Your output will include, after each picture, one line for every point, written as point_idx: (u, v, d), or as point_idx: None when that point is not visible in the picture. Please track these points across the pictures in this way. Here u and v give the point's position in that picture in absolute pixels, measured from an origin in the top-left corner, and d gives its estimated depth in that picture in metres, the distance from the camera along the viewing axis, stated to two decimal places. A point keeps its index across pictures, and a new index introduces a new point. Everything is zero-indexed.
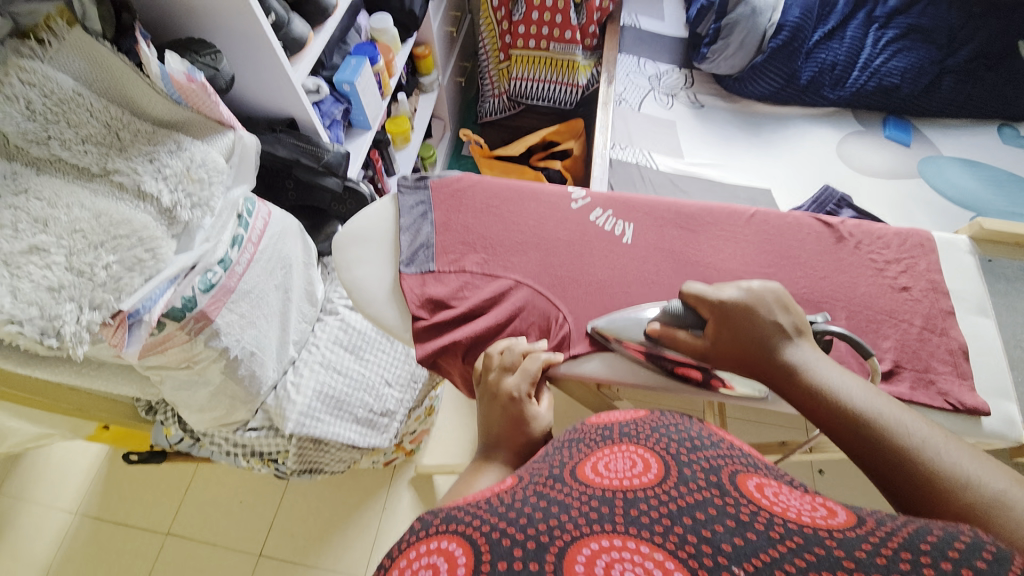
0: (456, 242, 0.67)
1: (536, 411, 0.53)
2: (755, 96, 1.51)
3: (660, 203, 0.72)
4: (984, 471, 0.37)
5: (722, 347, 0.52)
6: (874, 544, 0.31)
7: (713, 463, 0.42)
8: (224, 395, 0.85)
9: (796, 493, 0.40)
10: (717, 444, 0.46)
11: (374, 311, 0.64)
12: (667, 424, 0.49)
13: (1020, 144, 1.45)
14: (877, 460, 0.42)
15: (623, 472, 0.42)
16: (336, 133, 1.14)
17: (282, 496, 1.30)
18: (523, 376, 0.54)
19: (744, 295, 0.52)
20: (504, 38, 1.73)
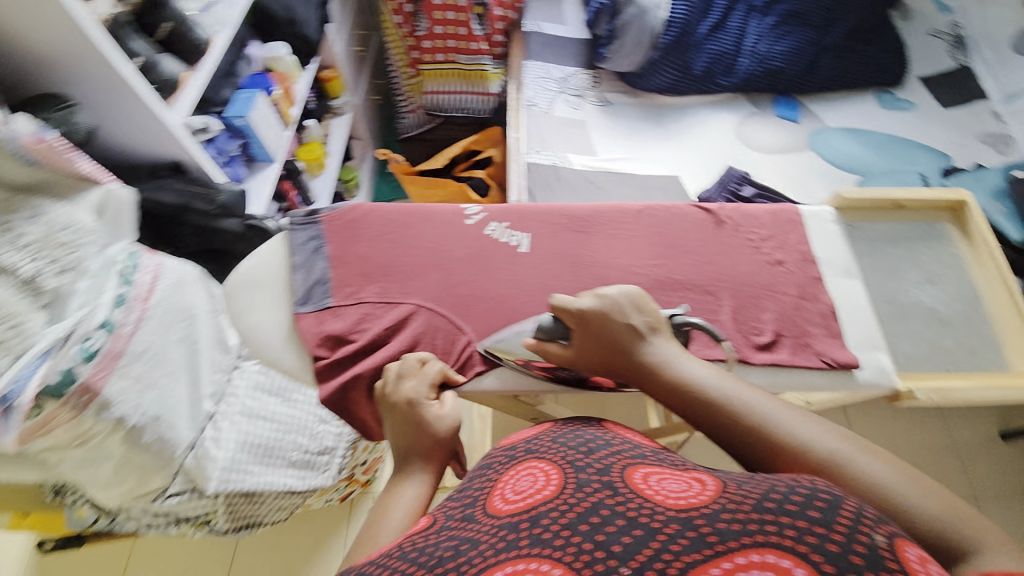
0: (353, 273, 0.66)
1: (437, 411, 0.52)
2: (656, 89, 1.58)
3: (553, 209, 0.73)
4: (816, 435, 0.42)
5: (587, 353, 0.54)
6: (732, 513, 0.33)
7: (607, 462, 0.43)
8: (132, 465, 0.81)
9: (676, 475, 0.42)
10: (609, 441, 0.48)
11: (271, 356, 0.62)
12: (567, 434, 0.50)
13: (894, 107, 1.60)
14: (736, 440, 0.45)
15: (528, 489, 0.42)
16: (236, 170, 1.10)
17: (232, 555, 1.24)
18: (420, 380, 0.55)
19: (598, 301, 0.54)
20: (411, 53, 1.71)
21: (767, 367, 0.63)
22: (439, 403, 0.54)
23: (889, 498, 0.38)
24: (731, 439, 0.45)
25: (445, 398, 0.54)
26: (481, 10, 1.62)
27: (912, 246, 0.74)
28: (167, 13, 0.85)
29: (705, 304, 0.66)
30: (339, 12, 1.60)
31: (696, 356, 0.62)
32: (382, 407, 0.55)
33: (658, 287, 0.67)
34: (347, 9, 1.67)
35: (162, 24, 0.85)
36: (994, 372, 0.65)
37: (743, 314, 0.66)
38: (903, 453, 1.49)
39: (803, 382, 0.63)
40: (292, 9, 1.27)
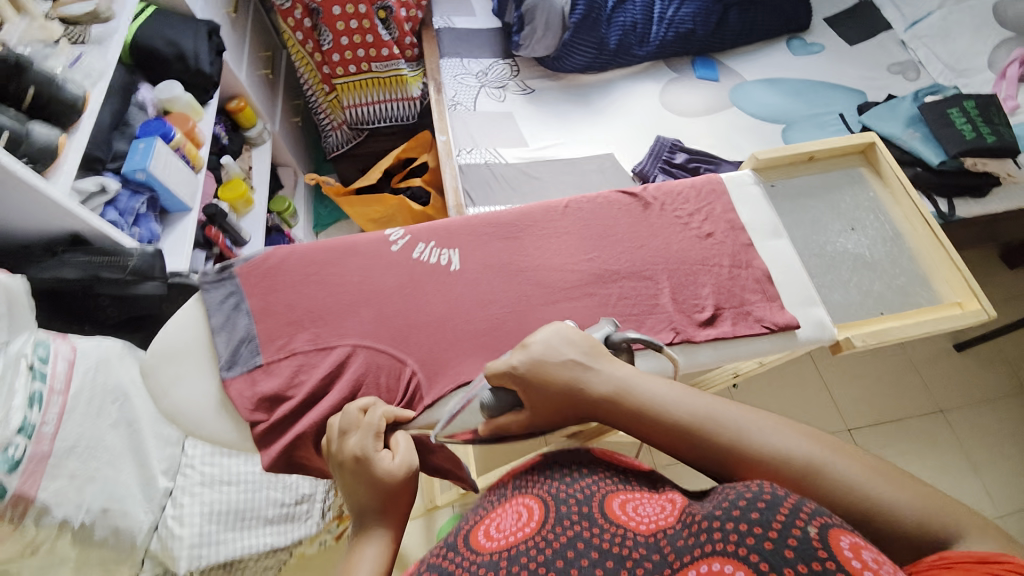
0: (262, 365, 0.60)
1: (387, 463, 0.49)
2: (577, 69, 1.57)
3: (479, 219, 0.71)
4: (788, 442, 0.43)
5: (541, 410, 0.52)
6: (689, 530, 0.40)
7: (586, 490, 0.47)
8: (92, 560, 0.78)
9: (648, 497, 0.47)
10: (597, 470, 0.51)
11: (205, 430, 0.59)
12: (557, 471, 0.51)
13: (805, 52, 1.64)
14: (718, 458, 0.45)
15: (510, 529, 0.45)
16: (149, 227, 1.03)
17: None
18: (365, 434, 0.51)
19: (541, 355, 0.52)
20: (322, 69, 1.61)
21: (713, 343, 0.64)
22: (388, 453, 0.51)
23: (870, 499, 0.40)
24: (712, 457, 0.45)
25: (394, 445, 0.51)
26: (385, 14, 1.53)
27: (831, 195, 0.76)
28: (28, 75, 0.77)
29: (644, 289, 0.67)
30: (235, 37, 1.50)
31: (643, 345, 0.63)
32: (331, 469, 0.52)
33: (595, 280, 0.67)
34: (244, 32, 1.57)
35: (25, 89, 0.77)
36: (922, 306, 0.68)
37: (682, 292, 0.66)
38: (866, 379, 1.58)
39: (750, 350, 0.64)
40: (178, 43, 1.18)
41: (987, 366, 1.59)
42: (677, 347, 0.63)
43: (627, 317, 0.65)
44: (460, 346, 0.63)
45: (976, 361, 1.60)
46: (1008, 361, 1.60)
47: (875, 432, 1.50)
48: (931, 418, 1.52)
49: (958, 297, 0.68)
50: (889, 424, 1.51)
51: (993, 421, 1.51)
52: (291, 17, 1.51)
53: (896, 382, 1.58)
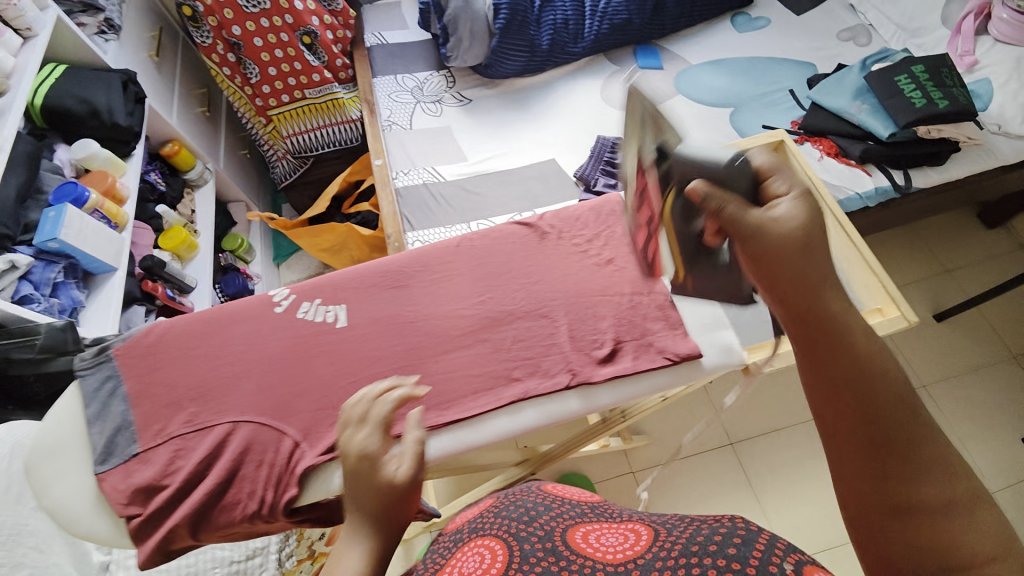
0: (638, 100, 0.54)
1: (390, 469, 0.45)
2: (511, 74, 1.52)
3: (367, 269, 0.68)
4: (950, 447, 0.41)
5: (785, 218, 0.43)
6: (668, 557, 0.50)
7: (541, 529, 0.61)
8: None
9: (611, 528, 0.59)
10: (540, 509, 0.65)
11: (84, 529, 0.57)
12: (510, 507, 0.67)
13: (751, 27, 1.58)
14: (831, 356, 0.42)
15: (482, 565, 0.58)
16: (71, 294, 1.01)
17: None
18: (372, 434, 0.47)
19: (798, 205, 0.43)
20: (255, 102, 1.57)
21: (611, 382, 0.60)
22: (394, 455, 0.46)
23: (935, 483, 0.38)
24: (826, 352, 0.42)
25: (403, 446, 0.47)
26: (309, 39, 1.47)
27: None
28: None
29: (539, 328, 0.63)
30: (161, 80, 1.47)
31: (539, 390, 0.60)
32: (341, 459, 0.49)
33: (489, 324, 0.63)
34: (172, 73, 1.54)
35: None
36: None
37: (580, 328, 0.63)
38: None
39: (651, 384, 0.61)
40: (89, 100, 1.14)
41: (971, 334, 1.53)
42: (574, 390, 0.60)
43: (523, 361, 0.61)
44: None
45: (959, 330, 1.54)
46: (993, 327, 1.53)
47: None
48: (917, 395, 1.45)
49: (879, 303, 0.65)
50: None
51: (980, 392, 1.45)
52: (214, 53, 1.46)
53: None
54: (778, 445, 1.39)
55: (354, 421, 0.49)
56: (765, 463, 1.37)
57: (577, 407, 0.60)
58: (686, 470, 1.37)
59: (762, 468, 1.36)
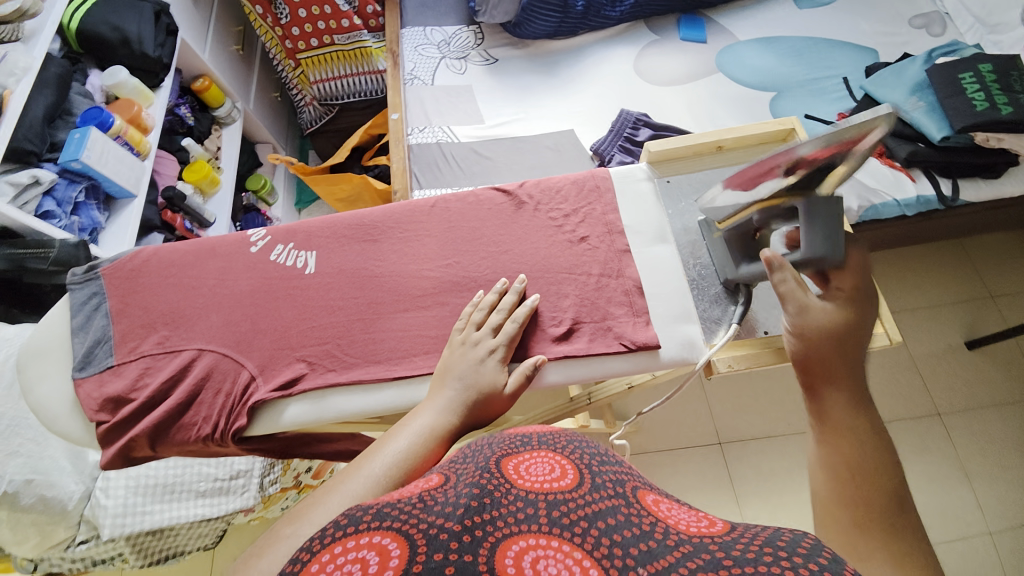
0: (880, 134, 0.43)
1: (501, 380, 0.54)
2: (542, 35, 1.45)
3: (342, 220, 0.68)
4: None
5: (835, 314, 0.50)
6: (745, 542, 0.32)
7: (619, 474, 0.42)
8: (24, 524, 0.85)
9: (685, 507, 0.41)
10: (620, 461, 0.46)
11: (61, 427, 0.62)
12: (578, 438, 0.48)
13: (812, 5, 1.44)
14: (839, 443, 0.45)
15: (542, 476, 0.41)
16: (90, 214, 1.07)
17: (211, 566, 1.32)
18: (505, 340, 0.56)
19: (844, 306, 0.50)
20: (284, 43, 1.56)
21: (563, 361, 0.60)
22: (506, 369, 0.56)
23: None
24: (834, 440, 0.45)
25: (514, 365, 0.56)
26: None
27: None
28: None
29: None
30: (196, 14, 1.49)
31: None
32: (447, 344, 0.59)
33: (450, 288, 0.63)
34: (209, 9, 1.55)
35: None
36: None
37: (541, 304, 0.62)
38: None
39: (603, 368, 0.60)
40: (121, 27, 1.18)
41: (1001, 366, 1.41)
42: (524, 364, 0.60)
43: None
44: (302, 353, 0.62)
45: (988, 360, 1.42)
46: None
47: None
48: (926, 420, 1.36)
49: None
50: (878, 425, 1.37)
51: (997, 428, 1.35)
52: None
53: (891, 380, 1.41)
54: (766, 451, 1.35)
55: (481, 325, 0.58)
56: (750, 467, 1.34)
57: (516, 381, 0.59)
58: (667, 461, 1.36)
59: (745, 470, 1.34)
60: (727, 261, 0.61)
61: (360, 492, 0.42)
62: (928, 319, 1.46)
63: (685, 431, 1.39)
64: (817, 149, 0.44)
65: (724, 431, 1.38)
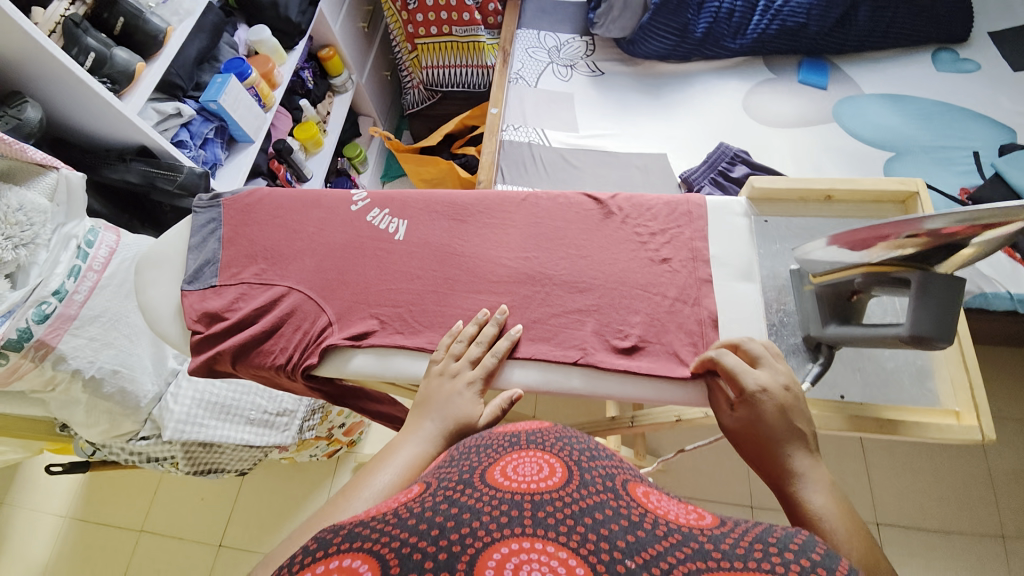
0: (1019, 225, 0.41)
1: (477, 412, 0.55)
2: (653, 56, 1.45)
3: (436, 197, 0.72)
4: None
5: (740, 421, 0.51)
6: (735, 536, 0.35)
7: (609, 469, 0.44)
8: (100, 410, 0.94)
9: (674, 501, 0.44)
10: (610, 456, 0.48)
11: (162, 329, 0.70)
12: (569, 436, 0.49)
13: (954, 69, 1.33)
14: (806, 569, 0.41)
15: (529, 477, 0.41)
16: (213, 151, 1.19)
17: (239, 491, 1.43)
18: (481, 372, 0.58)
19: (768, 389, 0.50)
20: (407, 27, 1.65)
21: (620, 375, 0.59)
22: (484, 401, 0.57)
23: None
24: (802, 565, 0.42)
25: (491, 398, 0.57)
26: None
27: None
28: (118, 8, 0.92)
29: (570, 301, 0.63)
30: None
31: (549, 358, 0.61)
32: (425, 375, 0.60)
33: (523, 280, 0.65)
34: None
35: (117, 19, 0.93)
36: (905, 404, 0.57)
37: (610, 315, 0.62)
38: (923, 474, 1.27)
39: (658, 392, 0.59)
40: None
41: None
42: (581, 369, 0.60)
43: (541, 326, 0.62)
44: (377, 310, 0.66)
45: None
46: None
47: (908, 538, 1.22)
48: (998, 546, 1.20)
49: (958, 406, 0.55)
50: (938, 533, 1.22)
51: None
52: None
53: (959, 488, 1.26)
54: None
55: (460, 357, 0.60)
56: None
57: (536, 382, 0.60)
58: None
59: None
60: (813, 318, 0.57)
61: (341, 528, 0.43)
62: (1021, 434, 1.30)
63: (718, 485, 1.32)
64: (952, 224, 0.41)
65: (759, 496, 1.30)
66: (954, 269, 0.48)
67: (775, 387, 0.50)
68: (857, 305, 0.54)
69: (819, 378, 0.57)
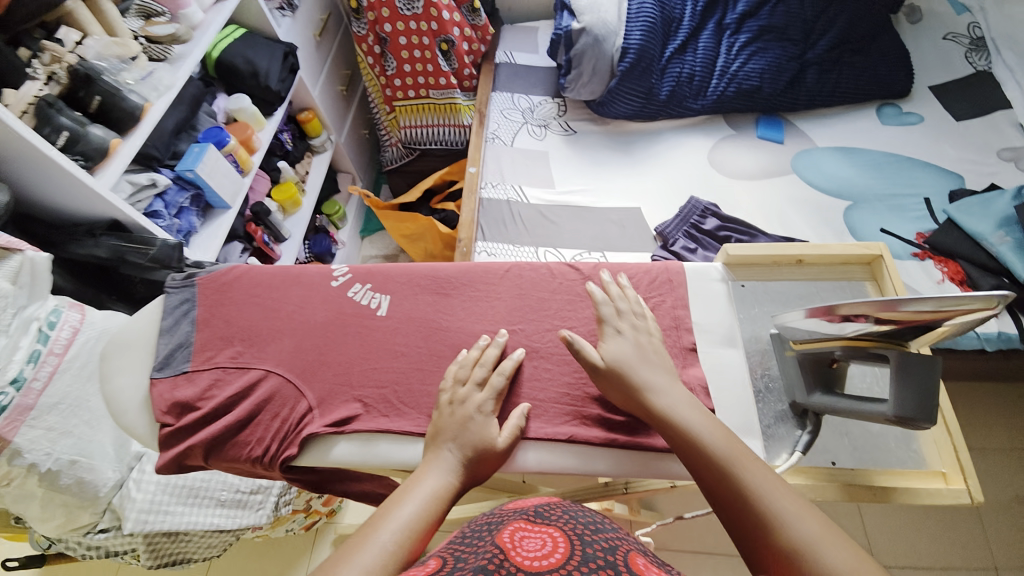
0: (991, 311, 0.43)
1: (494, 434, 0.56)
2: (622, 116, 1.53)
3: (419, 270, 0.72)
4: (777, 502, 0.45)
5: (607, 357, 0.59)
6: None
7: (611, 543, 0.43)
8: (56, 504, 0.87)
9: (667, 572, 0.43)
10: (614, 529, 0.46)
11: (127, 420, 0.66)
12: (573, 510, 0.48)
13: (898, 122, 1.45)
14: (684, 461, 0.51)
15: (534, 551, 0.39)
16: (189, 219, 1.18)
17: (207, 573, 1.32)
18: (490, 395, 0.58)
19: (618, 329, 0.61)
20: (385, 91, 1.70)
21: (614, 450, 0.59)
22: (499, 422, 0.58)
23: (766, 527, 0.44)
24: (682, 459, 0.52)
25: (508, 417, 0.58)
26: (447, 46, 1.59)
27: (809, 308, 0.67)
28: (95, 86, 0.93)
29: (558, 374, 0.63)
30: (318, 57, 1.67)
31: (540, 436, 0.59)
32: (435, 404, 0.60)
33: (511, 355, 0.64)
34: (328, 53, 1.74)
35: (93, 97, 0.93)
36: (893, 467, 0.58)
37: (599, 387, 0.62)
38: (916, 512, 1.27)
39: (648, 467, 0.58)
40: (254, 62, 1.33)
41: None
42: (574, 446, 0.59)
43: (531, 401, 0.61)
44: (362, 391, 0.64)
45: None
46: None
47: None
48: None
49: (943, 467, 0.56)
50: (937, 574, 1.20)
51: None
52: (365, 43, 1.60)
53: (952, 524, 1.26)
54: None
55: (465, 381, 0.60)
56: None
57: (529, 462, 0.59)
58: (689, 564, 1.22)
59: None
60: (796, 385, 0.58)
61: (371, 562, 0.43)
62: (1002, 465, 1.32)
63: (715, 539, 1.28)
64: (925, 310, 0.44)
65: None
66: (928, 342, 0.51)
67: (629, 335, 0.60)
68: (837, 371, 0.56)
69: (809, 446, 0.57)
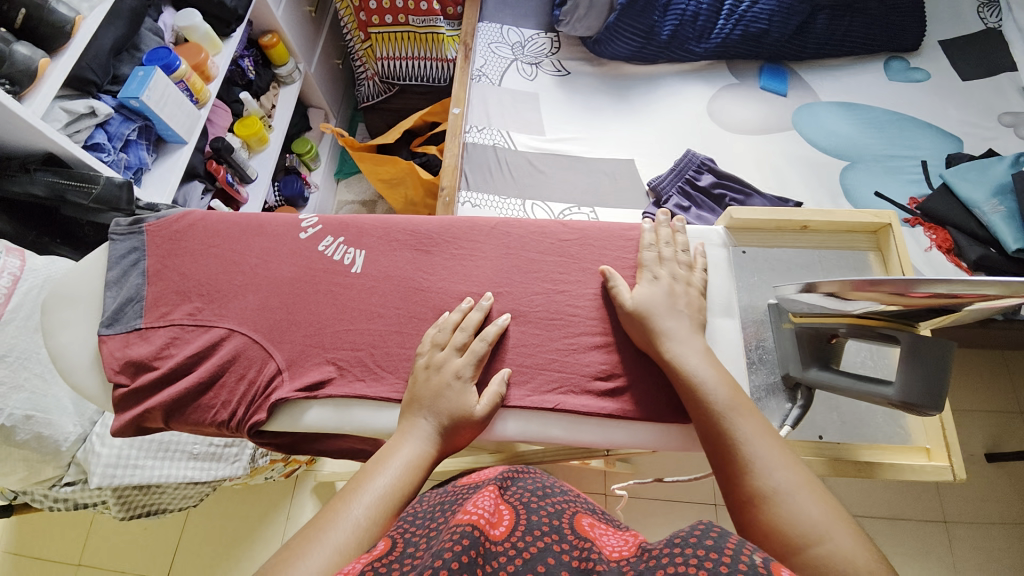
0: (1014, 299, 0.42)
1: (472, 402, 0.53)
2: (619, 57, 1.42)
3: (396, 223, 0.66)
4: (775, 469, 0.45)
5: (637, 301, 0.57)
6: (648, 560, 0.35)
7: (558, 505, 0.43)
8: (14, 459, 0.83)
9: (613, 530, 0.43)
10: (566, 490, 0.47)
11: (77, 379, 0.60)
12: (524, 477, 0.48)
13: (905, 78, 1.38)
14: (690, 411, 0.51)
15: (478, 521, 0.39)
16: (139, 154, 1.05)
17: (187, 517, 1.32)
18: (470, 361, 0.54)
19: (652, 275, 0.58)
20: (359, 15, 1.52)
21: (602, 420, 0.57)
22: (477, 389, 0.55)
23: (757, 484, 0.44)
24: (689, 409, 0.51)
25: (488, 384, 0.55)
26: None
27: (809, 277, 0.64)
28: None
29: (546, 340, 0.59)
30: None
31: (525, 405, 0.57)
32: (411, 368, 0.56)
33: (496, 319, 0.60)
34: None
35: (18, 11, 0.79)
36: (876, 441, 0.58)
37: (589, 355, 0.59)
38: None
39: (637, 437, 0.57)
40: None
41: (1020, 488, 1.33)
42: (559, 416, 0.57)
43: (516, 368, 0.58)
44: (335, 353, 0.59)
45: (1004, 475, 1.34)
46: None
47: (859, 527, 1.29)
48: (932, 526, 1.30)
49: (928, 443, 0.57)
50: (884, 520, 1.30)
51: (1008, 550, 1.27)
52: None
53: None
54: None
55: (443, 346, 0.56)
56: None
57: (512, 431, 0.56)
58: (660, 511, 1.28)
59: None
60: (791, 358, 0.56)
61: (342, 541, 0.41)
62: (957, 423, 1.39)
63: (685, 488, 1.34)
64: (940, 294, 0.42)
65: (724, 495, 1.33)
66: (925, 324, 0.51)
67: (665, 282, 0.58)
68: (834, 347, 0.55)
69: (798, 421, 0.55)
